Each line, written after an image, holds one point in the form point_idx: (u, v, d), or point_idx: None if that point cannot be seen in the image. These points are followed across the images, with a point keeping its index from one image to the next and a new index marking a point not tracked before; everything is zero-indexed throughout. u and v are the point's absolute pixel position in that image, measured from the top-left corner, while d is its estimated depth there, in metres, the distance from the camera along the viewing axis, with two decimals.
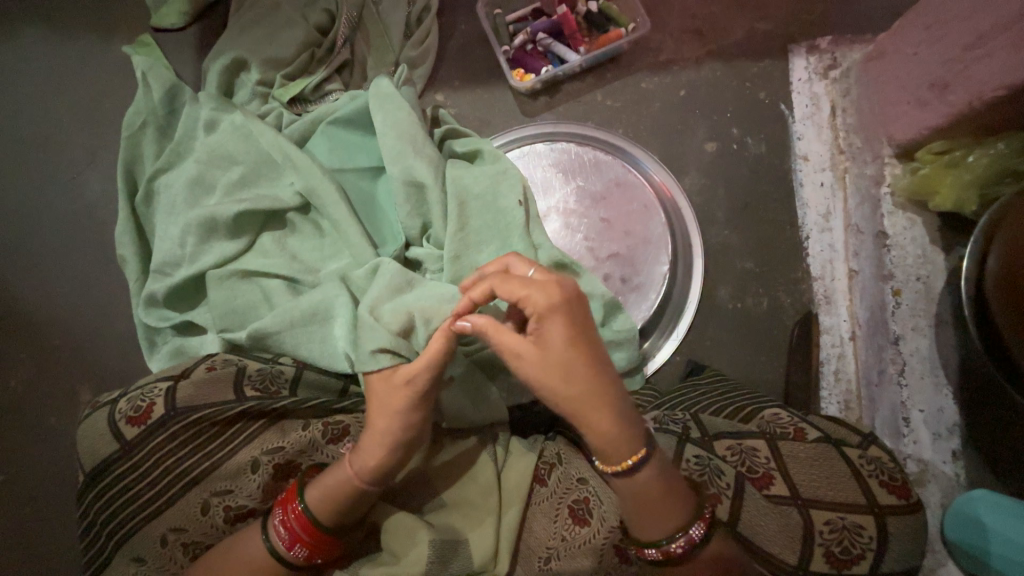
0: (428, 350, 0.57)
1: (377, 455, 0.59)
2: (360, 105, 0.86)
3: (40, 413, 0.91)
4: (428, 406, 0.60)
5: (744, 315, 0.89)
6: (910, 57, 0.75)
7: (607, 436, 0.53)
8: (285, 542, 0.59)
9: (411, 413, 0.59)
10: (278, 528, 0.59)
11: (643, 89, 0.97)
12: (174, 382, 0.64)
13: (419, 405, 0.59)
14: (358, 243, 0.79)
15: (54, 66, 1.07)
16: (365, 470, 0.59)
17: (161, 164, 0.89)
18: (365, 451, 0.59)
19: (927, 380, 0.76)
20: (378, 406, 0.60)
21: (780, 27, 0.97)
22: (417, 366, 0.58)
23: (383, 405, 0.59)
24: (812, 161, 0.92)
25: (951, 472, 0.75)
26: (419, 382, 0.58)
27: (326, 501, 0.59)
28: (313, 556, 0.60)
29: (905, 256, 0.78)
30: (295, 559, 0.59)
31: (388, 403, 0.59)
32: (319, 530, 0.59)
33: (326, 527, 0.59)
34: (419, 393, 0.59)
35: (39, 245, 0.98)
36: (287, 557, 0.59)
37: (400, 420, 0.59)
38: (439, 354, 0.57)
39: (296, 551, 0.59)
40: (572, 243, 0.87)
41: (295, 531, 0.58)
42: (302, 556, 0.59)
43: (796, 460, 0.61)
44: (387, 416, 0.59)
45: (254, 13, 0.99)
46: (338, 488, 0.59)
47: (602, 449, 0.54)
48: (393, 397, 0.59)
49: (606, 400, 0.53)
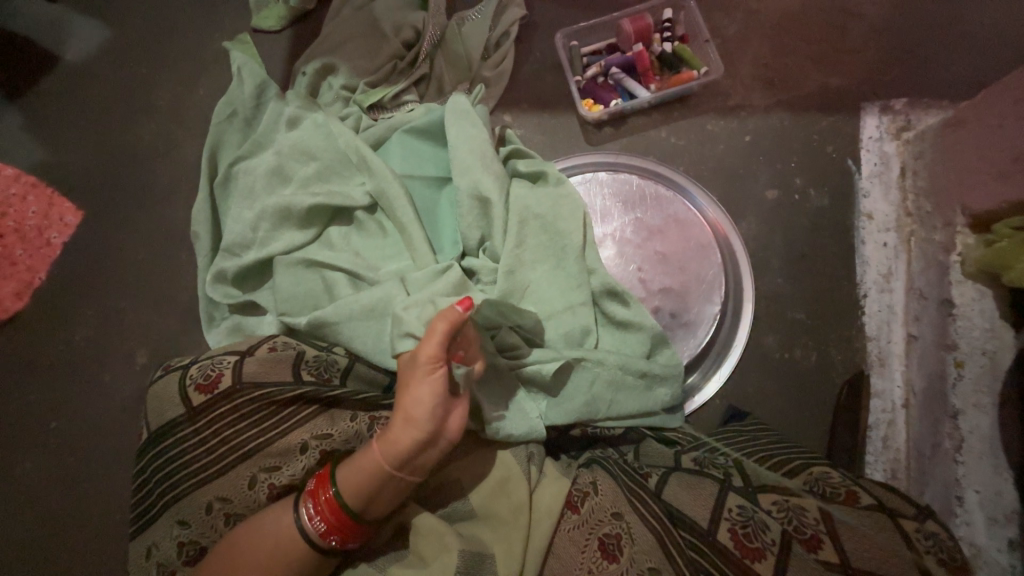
0: (431, 328, 0.60)
1: (399, 432, 0.59)
2: (436, 118, 0.91)
3: (98, 369, 0.96)
4: (442, 384, 0.60)
5: (791, 366, 0.87)
6: (994, 128, 0.73)
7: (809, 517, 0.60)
8: (309, 514, 0.59)
9: (426, 390, 0.59)
10: (308, 501, 0.59)
11: (708, 130, 0.99)
12: (241, 357, 0.69)
13: (434, 380, 0.60)
14: (420, 247, 0.82)
15: (160, 54, 1.17)
16: (388, 448, 0.59)
17: (244, 152, 0.95)
18: (390, 430, 0.60)
19: (985, 461, 0.70)
20: (401, 387, 0.62)
21: (854, 85, 0.98)
22: (433, 339, 0.60)
23: (407, 380, 0.61)
24: (876, 220, 0.91)
25: (1008, 564, 0.67)
26: (426, 358, 0.60)
27: (351, 476, 0.59)
28: (329, 534, 0.59)
29: (972, 328, 0.75)
30: (314, 534, 0.58)
31: (407, 382, 0.61)
32: (343, 505, 0.58)
33: (348, 506, 0.58)
34: (430, 368, 0.60)
35: (121, 213, 1.06)
36: (306, 530, 0.58)
37: (417, 397, 0.59)
38: (441, 330, 0.60)
39: (317, 525, 0.58)
40: (624, 272, 0.88)
41: (322, 505, 0.59)
42: (319, 530, 0.58)
43: (848, 525, 0.58)
44: (406, 393, 0.60)
45: (347, 23, 1.06)
46: (363, 464, 0.59)
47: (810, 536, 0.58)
48: (408, 375, 0.61)
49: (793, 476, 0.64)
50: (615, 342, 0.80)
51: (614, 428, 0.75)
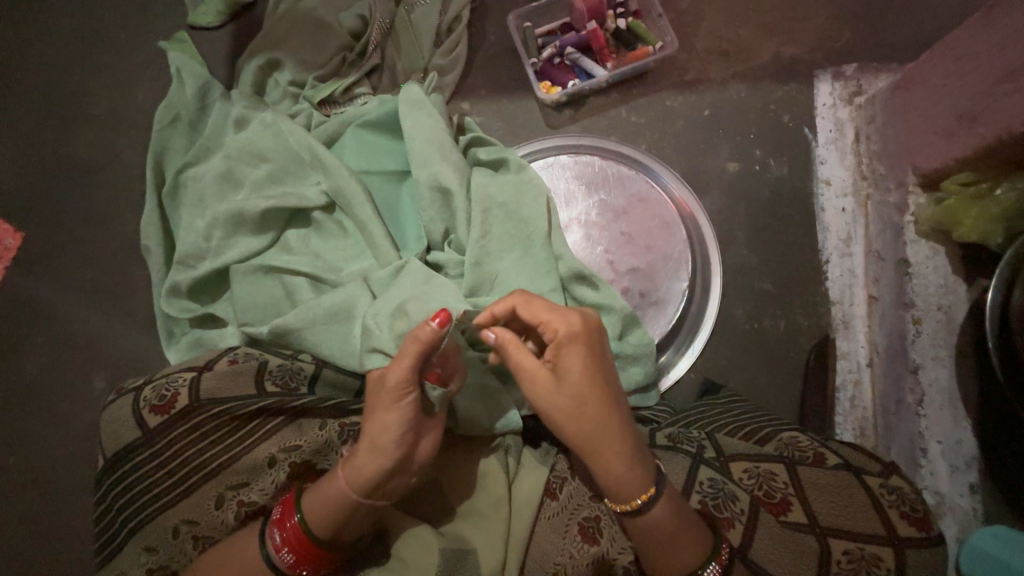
0: (403, 350, 0.57)
1: (364, 460, 0.56)
2: (390, 110, 0.88)
3: (53, 397, 0.91)
4: (411, 409, 0.57)
5: (760, 336, 0.89)
6: (939, 88, 0.75)
7: (614, 478, 0.54)
8: (275, 543, 0.57)
9: (392, 416, 0.56)
10: (274, 529, 0.57)
11: (667, 107, 0.99)
12: (198, 373, 0.66)
13: (400, 408, 0.57)
14: (381, 243, 0.79)
15: (91, 59, 1.10)
16: (354, 476, 0.57)
17: (190, 158, 0.90)
18: (356, 457, 0.57)
19: (945, 412, 0.76)
20: (369, 409, 0.59)
21: (806, 52, 0.98)
22: (402, 367, 0.57)
23: (374, 407, 0.58)
24: (834, 185, 0.92)
25: (969, 506, 0.74)
26: (395, 382, 0.57)
27: (316, 504, 0.57)
28: (298, 564, 0.58)
29: (927, 285, 0.78)
30: (281, 564, 0.57)
31: (374, 406, 0.58)
32: (308, 534, 0.57)
33: (315, 535, 0.57)
34: (398, 393, 0.57)
35: (64, 231, 1.00)
36: (273, 561, 0.57)
37: (383, 423, 0.56)
38: (414, 352, 0.56)
39: (284, 555, 0.57)
40: (591, 255, 0.88)
41: (288, 533, 0.57)
42: (287, 561, 0.57)
43: (814, 485, 0.60)
44: (373, 418, 0.57)
45: (289, 14, 1.01)
46: (329, 493, 0.57)
47: (611, 488, 0.55)
48: (376, 397, 0.58)
49: (612, 433, 0.54)
50: None
51: None
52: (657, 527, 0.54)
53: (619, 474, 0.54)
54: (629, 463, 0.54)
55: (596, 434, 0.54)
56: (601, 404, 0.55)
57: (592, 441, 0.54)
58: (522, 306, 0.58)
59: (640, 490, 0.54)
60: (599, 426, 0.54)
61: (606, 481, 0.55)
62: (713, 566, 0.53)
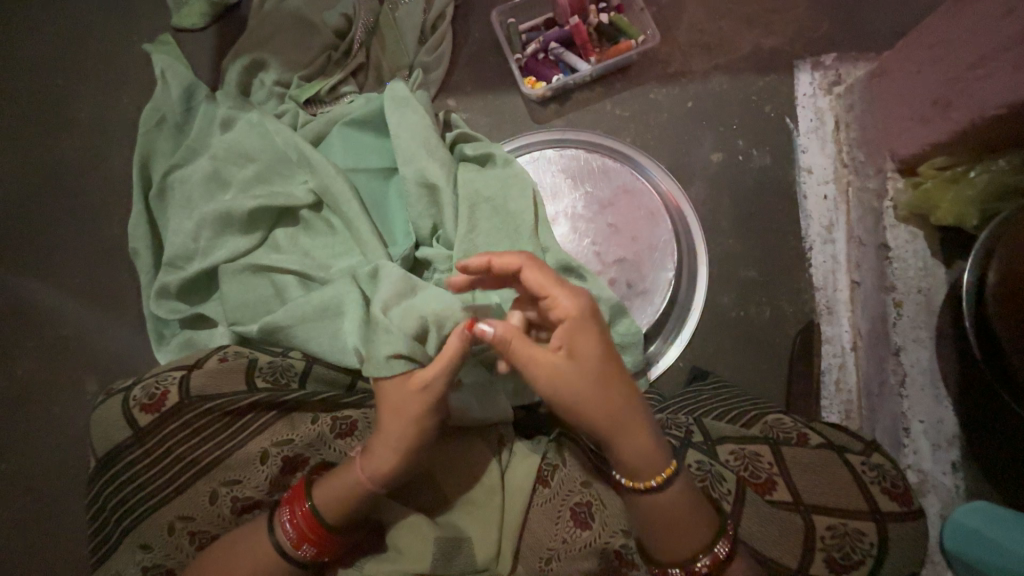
0: (446, 354, 0.56)
1: (391, 459, 0.57)
2: (376, 107, 0.88)
3: (44, 402, 0.91)
4: (443, 409, 0.59)
5: (747, 323, 0.90)
6: (914, 75, 0.77)
7: (635, 455, 0.55)
8: (291, 539, 0.58)
9: (429, 416, 0.58)
10: (285, 524, 0.58)
11: (651, 99, 1.00)
12: (187, 372, 0.66)
13: (437, 408, 0.58)
14: (369, 241, 0.80)
15: (74, 63, 1.09)
16: (378, 473, 0.57)
17: (176, 159, 0.90)
18: (382, 456, 0.57)
19: (927, 392, 0.77)
20: (395, 412, 0.58)
21: (786, 43, 1.00)
22: (436, 369, 0.56)
23: (400, 409, 0.57)
24: (816, 174, 0.94)
25: (950, 483, 0.75)
26: (434, 384, 0.57)
27: (335, 502, 0.58)
28: (319, 555, 0.59)
29: (908, 268, 0.79)
30: (302, 558, 0.58)
31: (406, 409, 0.57)
32: (322, 523, 0.57)
33: (330, 523, 0.58)
34: (437, 396, 0.57)
35: (50, 236, 0.99)
36: (292, 555, 0.58)
37: (419, 423, 0.57)
38: (456, 357, 0.56)
39: (304, 549, 0.58)
40: (579, 247, 0.89)
41: (301, 527, 0.57)
42: (309, 554, 0.58)
43: (798, 465, 0.61)
44: (404, 420, 0.57)
45: (272, 14, 1.01)
46: (350, 491, 0.58)
47: (632, 466, 0.56)
48: (408, 401, 0.57)
49: (627, 407, 0.55)
50: None
51: None
52: (674, 512, 0.55)
53: (639, 449, 0.55)
54: (646, 436, 0.56)
55: (612, 410, 0.55)
56: (614, 381, 0.55)
57: (609, 419, 0.55)
58: (527, 270, 0.56)
59: (660, 467, 0.55)
60: (616, 403, 0.55)
61: (629, 461, 0.56)
62: (721, 547, 0.55)
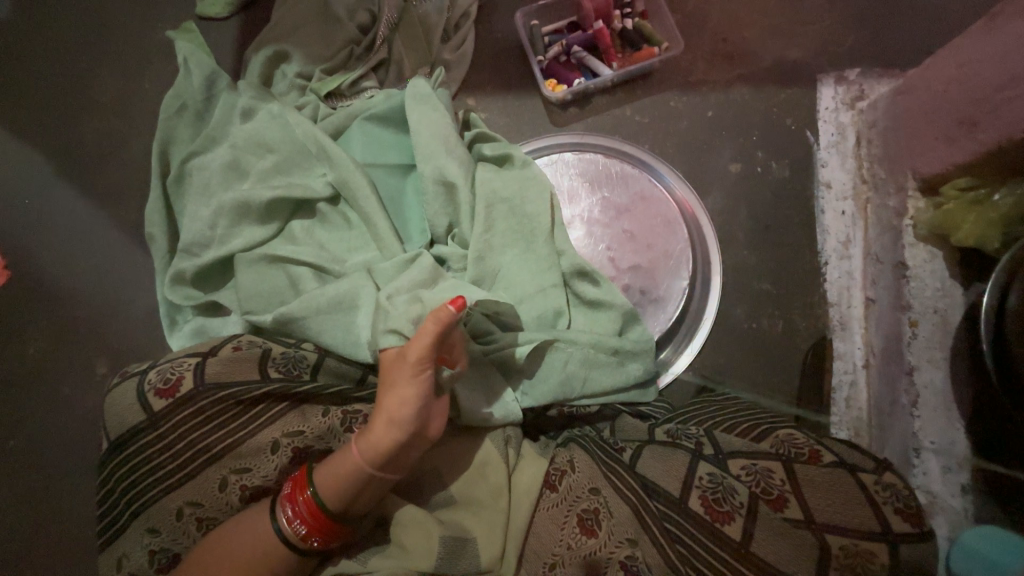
0: (422, 328, 0.59)
1: (378, 432, 0.58)
2: (396, 103, 0.88)
3: (55, 383, 0.92)
4: (428, 386, 0.59)
5: (758, 335, 0.89)
6: (940, 94, 0.76)
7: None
8: (288, 518, 0.58)
9: (409, 391, 0.58)
10: (286, 504, 0.58)
11: (671, 107, 0.99)
12: (203, 359, 0.66)
13: (418, 382, 0.59)
14: (386, 236, 0.80)
15: (99, 47, 1.10)
16: (366, 448, 0.58)
17: (196, 147, 0.91)
18: (371, 430, 0.58)
19: (939, 413, 0.77)
20: (384, 385, 0.60)
21: (810, 56, 0.99)
22: (417, 345, 0.58)
23: (390, 381, 0.59)
24: (835, 189, 0.93)
25: (959, 506, 0.75)
26: (414, 358, 0.58)
27: (328, 477, 0.58)
28: (310, 536, 0.58)
29: (924, 288, 0.79)
30: (294, 538, 0.58)
31: (391, 381, 0.60)
32: (322, 507, 0.57)
33: (327, 507, 0.58)
34: (416, 371, 0.59)
35: (66, 218, 1.00)
36: (286, 534, 0.58)
37: (401, 397, 0.58)
38: (433, 331, 0.58)
39: (297, 529, 0.58)
40: (593, 251, 0.89)
41: (300, 507, 0.58)
42: (299, 534, 0.58)
43: (810, 482, 0.61)
44: (389, 393, 0.59)
45: (297, 7, 1.01)
46: (342, 467, 0.58)
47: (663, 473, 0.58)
48: (394, 373, 0.60)
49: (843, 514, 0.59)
50: (587, 321, 0.80)
51: (589, 406, 0.75)
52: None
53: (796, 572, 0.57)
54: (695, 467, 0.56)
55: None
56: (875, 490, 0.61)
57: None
58: None
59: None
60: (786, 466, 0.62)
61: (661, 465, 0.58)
62: None
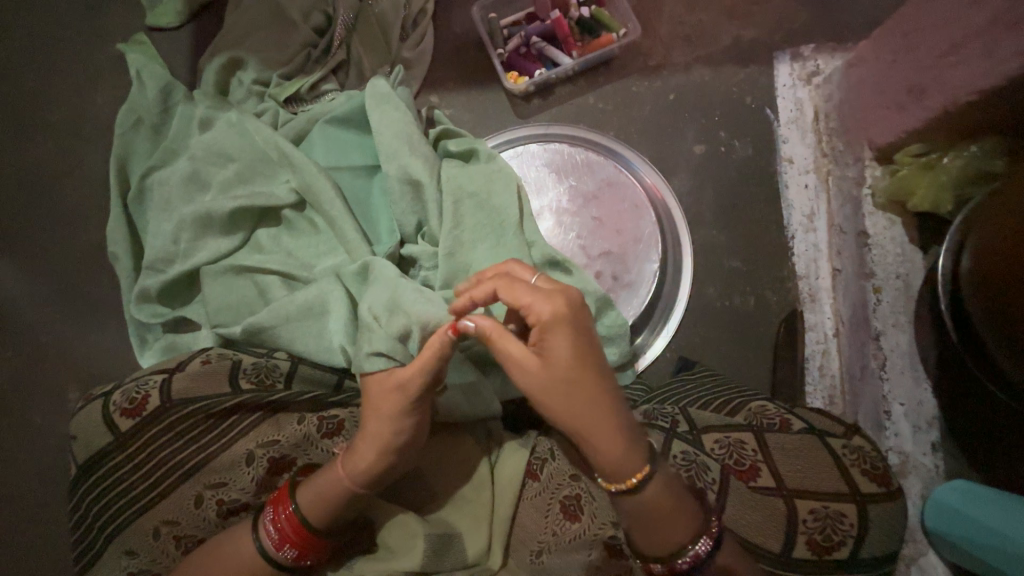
0: (424, 354, 0.55)
1: (372, 458, 0.57)
2: (357, 104, 0.87)
3: (26, 412, 0.89)
4: (424, 413, 0.58)
5: (732, 312, 0.91)
6: (889, 63, 0.77)
7: (613, 455, 0.53)
8: (273, 540, 0.57)
9: (403, 418, 0.57)
10: (268, 524, 0.58)
11: (633, 92, 1.00)
12: (168, 376, 0.65)
13: (415, 410, 0.57)
14: (353, 238, 0.79)
15: (46, 65, 1.07)
16: (359, 472, 0.57)
17: (154, 161, 0.88)
18: (360, 455, 0.57)
19: (906, 374, 0.78)
20: (373, 411, 0.58)
21: (766, 34, 1.00)
22: (418, 373, 0.56)
23: (384, 409, 0.57)
24: (796, 164, 0.95)
25: (931, 463, 0.77)
26: (416, 388, 0.56)
27: (316, 500, 0.58)
28: (301, 556, 0.59)
29: (886, 254, 0.81)
30: (283, 560, 0.58)
31: (384, 408, 0.57)
32: (308, 527, 0.57)
33: (314, 526, 0.57)
34: (414, 400, 0.57)
35: (27, 243, 0.97)
36: (272, 556, 0.57)
37: (397, 426, 0.57)
38: (435, 360, 0.55)
39: (285, 551, 0.58)
40: (564, 241, 0.89)
41: (283, 525, 0.57)
42: (290, 557, 0.58)
43: (780, 450, 0.62)
44: (382, 421, 0.57)
45: (251, 12, 1.00)
46: (332, 492, 0.58)
47: (605, 467, 0.53)
48: (388, 400, 0.57)
49: (811, 468, 0.61)
50: None
51: None
52: (655, 506, 0.53)
53: (657, 500, 0.53)
54: (624, 447, 0.53)
55: (586, 418, 0.53)
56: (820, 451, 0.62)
57: (579, 420, 0.53)
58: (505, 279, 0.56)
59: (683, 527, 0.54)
60: (601, 408, 0.53)
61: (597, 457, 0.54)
62: None
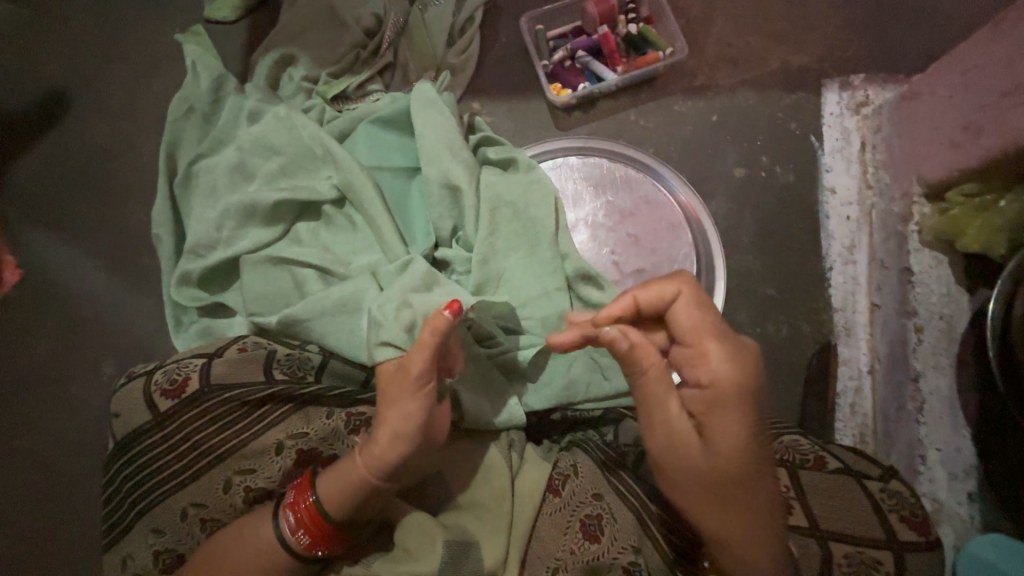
0: (421, 340, 0.59)
1: (385, 446, 0.58)
2: (402, 107, 0.89)
3: (62, 382, 0.92)
4: (431, 398, 0.60)
5: (763, 340, 0.89)
6: (945, 99, 0.76)
7: (745, 536, 0.55)
8: (291, 526, 0.58)
9: (411, 404, 0.59)
10: (287, 511, 0.59)
11: (676, 111, 1.00)
12: (208, 360, 0.67)
13: (421, 394, 0.59)
14: (391, 238, 0.80)
15: (108, 51, 1.11)
16: (373, 460, 0.58)
17: (203, 149, 0.91)
18: (374, 443, 0.59)
19: (946, 420, 0.77)
20: (384, 400, 0.60)
21: (815, 61, 0.99)
22: (418, 358, 0.59)
23: (392, 396, 0.59)
24: (839, 194, 0.93)
25: (966, 514, 0.74)
26: (417, 372, 0.59)
27: (333, 488, 0.58)
28: (315, 546, 0.59)
29: (930, 294, 0.80)
30: (297, 546, 0.58)
31: (391, 396, 0.60)
32: (324, 516, 0.57)
33: (330, 515, 0.58)
34: (419, 383, 0.59)
35: (76, 220, 1.01)
36: (288, 542, 0.58)
37: (405, 411, 0.59)
38: (432, 343, 0.59)
39: (299, 537, 0.58)
40: (597, 255, 0.89)
41: (302, 514, 0.58)
42: (303, 543, 0.58)
43: (814, 488, 0.61)
44: (391, 408, 0.59)
45: (306, 11, 1.02)
46: (349, 480, 0.58)
47: (722, 543, 0.57)
48: (394, 389, 0.60)
49: (846, 508, 0.60)
50: None
51: (592, 410, 0.75)
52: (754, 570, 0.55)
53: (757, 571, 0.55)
54: (757, 537, 0.55)
55: (728, 497, 0.56)
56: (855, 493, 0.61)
57: (723, 492, 0.56)
58: (685, 300, 0.61)
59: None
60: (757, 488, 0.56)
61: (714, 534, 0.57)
62: None
